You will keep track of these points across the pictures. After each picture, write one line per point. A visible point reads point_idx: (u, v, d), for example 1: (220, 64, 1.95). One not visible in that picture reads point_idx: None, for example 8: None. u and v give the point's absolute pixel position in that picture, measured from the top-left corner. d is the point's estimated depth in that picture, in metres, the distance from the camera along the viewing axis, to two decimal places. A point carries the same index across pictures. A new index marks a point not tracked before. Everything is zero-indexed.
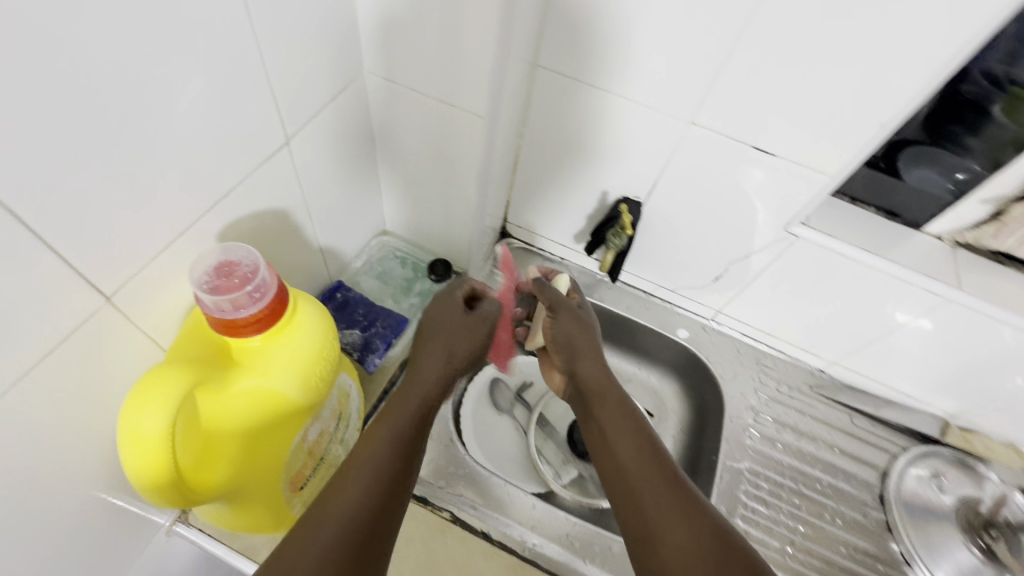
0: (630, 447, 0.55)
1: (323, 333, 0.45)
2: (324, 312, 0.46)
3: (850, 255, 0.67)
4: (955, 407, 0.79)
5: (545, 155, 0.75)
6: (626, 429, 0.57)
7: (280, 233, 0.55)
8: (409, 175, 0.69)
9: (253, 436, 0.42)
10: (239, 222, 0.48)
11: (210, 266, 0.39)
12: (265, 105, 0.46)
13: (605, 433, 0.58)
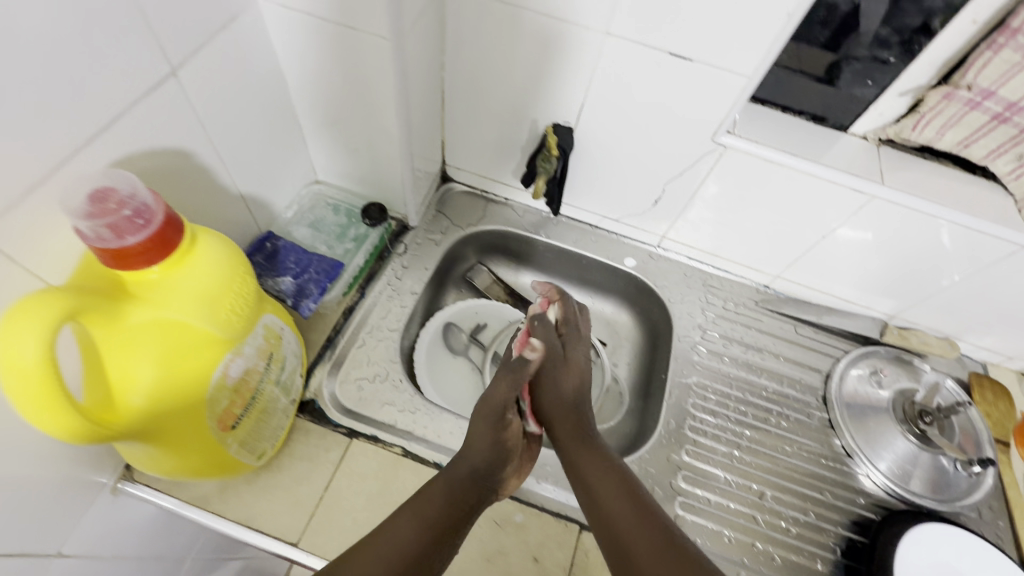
0: (621, 503, 0.53)
1: (232, 264, 0.45)
2: (230, 244, 0.45)
3: (777, 160, 0.67)
4: (893, 307, 0.83)
5: (472, 86, 0.73)
6: (613, 489, 0.54)
7: (189, 176, 0.53)
8: (329, 116, 0.67)
9: (163, 370, 0.41)
10: (134, 160, 0.46)
11: (82, 194, 0.37)
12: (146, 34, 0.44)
13: (589, 487, 0.55)
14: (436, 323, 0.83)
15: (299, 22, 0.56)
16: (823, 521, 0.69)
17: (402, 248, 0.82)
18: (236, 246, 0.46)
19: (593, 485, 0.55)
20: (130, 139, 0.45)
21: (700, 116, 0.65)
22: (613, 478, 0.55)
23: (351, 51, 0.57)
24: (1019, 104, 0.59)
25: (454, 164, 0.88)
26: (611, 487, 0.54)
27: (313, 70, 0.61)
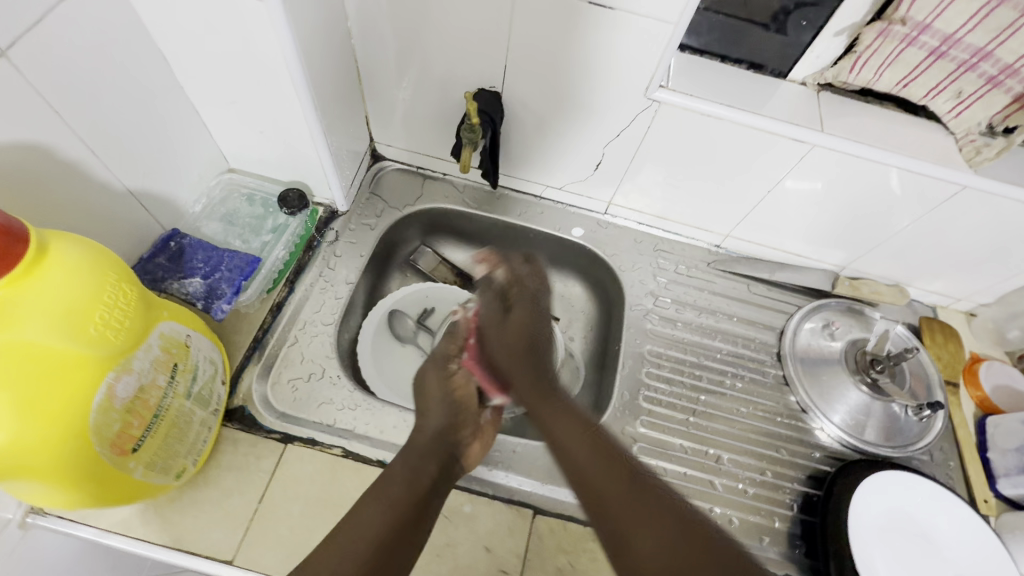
0: (602, 470, 0.49)
1: (94, 270, 0.40)
2: (91, 249, 0.41)
3: (715, 114, 0.64)
4: (843, 258, 0.82)
5: (387, 53, 0.67)
6: (599, 460, 0.49)
7: (51, 174, 0.47)
8: (224, 95, 0.60)
9: (22, 397, 0.36)
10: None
11: None
12: None
13: (562, 451, 0.51)
14: (380, 312, 0.79)
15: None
16: (780, 479, 0.68)
17: (333, 236, 0.76)
18: (100, 249, 0.42)
19: (561, 435, 0.52)
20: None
21: (630, 70, 0.61)
22: (591, 446, 0.51)
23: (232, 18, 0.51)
24: (956, 37, 0.57)
25: (384, 141, 0.82)
26: (587, 458, 0.49)
27: (194, 43, 0.54)
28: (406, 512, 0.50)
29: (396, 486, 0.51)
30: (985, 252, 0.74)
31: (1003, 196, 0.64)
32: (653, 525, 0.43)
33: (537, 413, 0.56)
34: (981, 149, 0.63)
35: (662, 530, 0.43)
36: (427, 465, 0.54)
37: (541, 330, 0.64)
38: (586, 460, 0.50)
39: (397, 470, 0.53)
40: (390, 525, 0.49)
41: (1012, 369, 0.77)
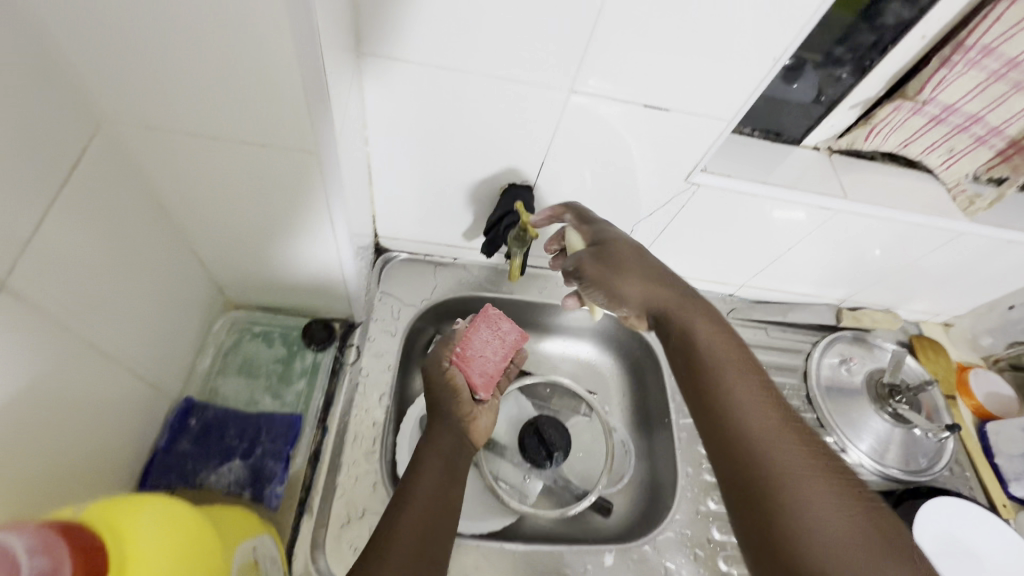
0: (801, 466, 0.42)
1: (181, 537, 0.35)
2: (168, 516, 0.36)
3: (750, 191, 0.64)
4: (844, 293, 0.87)
5: (406, 157, 0.61)
6: (791, 439, 0.44)
7: (63, 394, 0.37)
8: (235, 236, 0.51)
9: None
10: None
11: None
12: None
13: (751, 429, 0.45)
14: (414, 419, 0.72)
15: (183, 142, 0.40)
16: None
17: (353, 353, 0.66)
18: (179, 506, 0.37)
19: (754, 409, 0.46)
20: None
21: (675, 160, 0.60)
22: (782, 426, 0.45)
23: (263, 167, 0.43)
24: (955, 106, 0.62)
25: (389, 235, 0.74)
26: (758, 436, 0.44)
27: (201, 192, 0.46)
28: (436, 494, 0.52)
29: (428, 478, 0.54)
30: (967, 279, 0.82)
31: (991, 237, 0.71)
32: (862, 550, 0.38)
33: (726, 378, 0.48)
34: (974, 200, 0.69)
35: (876, 560, 0.37)
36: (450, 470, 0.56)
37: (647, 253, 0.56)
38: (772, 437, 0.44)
39: (428, 464, 0.55)
40: (435, 512, 0.51)
41: (994, 374, 0.87)
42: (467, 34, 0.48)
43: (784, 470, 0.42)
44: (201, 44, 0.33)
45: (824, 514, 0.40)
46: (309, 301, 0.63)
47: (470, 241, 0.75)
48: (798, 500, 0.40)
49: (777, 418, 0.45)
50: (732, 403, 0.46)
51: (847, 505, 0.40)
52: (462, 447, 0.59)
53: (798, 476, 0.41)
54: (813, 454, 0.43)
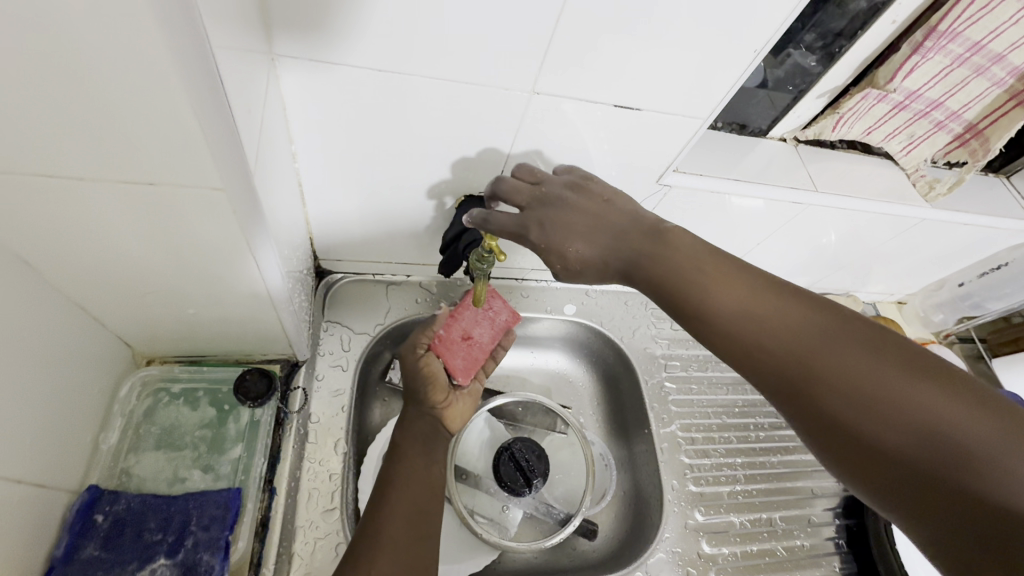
0: (826, 344, 0.35)
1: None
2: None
3: (721, 189, 0.61)
4: (808, 281, 0.87)
5: (343, 172, 0.52)
6: (770, 302, 0.38)
7: None
8: (135, 287, 0.42)
9: None
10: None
11: None
12: None
13: (736, 317, 0.38)
14: (375, 457, 0.65)
15: (44, 186, 0.31)
16: (822, 519, 0.71)
17: (299, 399, 0.58)
18: None
19: (751, 322, 0.37)
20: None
21: (646, 160, 0.55)
22: (757, 293, 0.38)
23: (160, 210, 0.34)
24: (918, 92, 0.61)
25: (331, 256, 0.65)
26: (768, 332, 0.37)
27: (75, 243, 0.36)
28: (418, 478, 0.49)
29: (410, 464, 0.50)
30: (922, 261, 0.83)
31: (947, 220, 0.71)
32: (890, 379, 0.33)
33: (725, 316, 0.38)
34: (933, 185, 0.69)
35: (926, 414, 0.31)
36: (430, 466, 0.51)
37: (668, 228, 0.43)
38: (765, 322, 0.37)
39: (409, 446, 0.52)
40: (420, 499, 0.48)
41: (946, 349, 0.89)
42: (406, 29, 0.40)
43: (797, 352, 0.35)
44: (46, 63, 0.25)
45: (876, 381, 0.33)
46: (242, 345, 0.54)
47: (424, 257, 0.68)
48: (846, 384, 0.33)
49: (750, 291, 0.38)
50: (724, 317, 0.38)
51: (854, 344, 0.34)
52: (442, 434, 0.54)
53: (866, 388, 0.33)
54: (807, 310, 0.37)
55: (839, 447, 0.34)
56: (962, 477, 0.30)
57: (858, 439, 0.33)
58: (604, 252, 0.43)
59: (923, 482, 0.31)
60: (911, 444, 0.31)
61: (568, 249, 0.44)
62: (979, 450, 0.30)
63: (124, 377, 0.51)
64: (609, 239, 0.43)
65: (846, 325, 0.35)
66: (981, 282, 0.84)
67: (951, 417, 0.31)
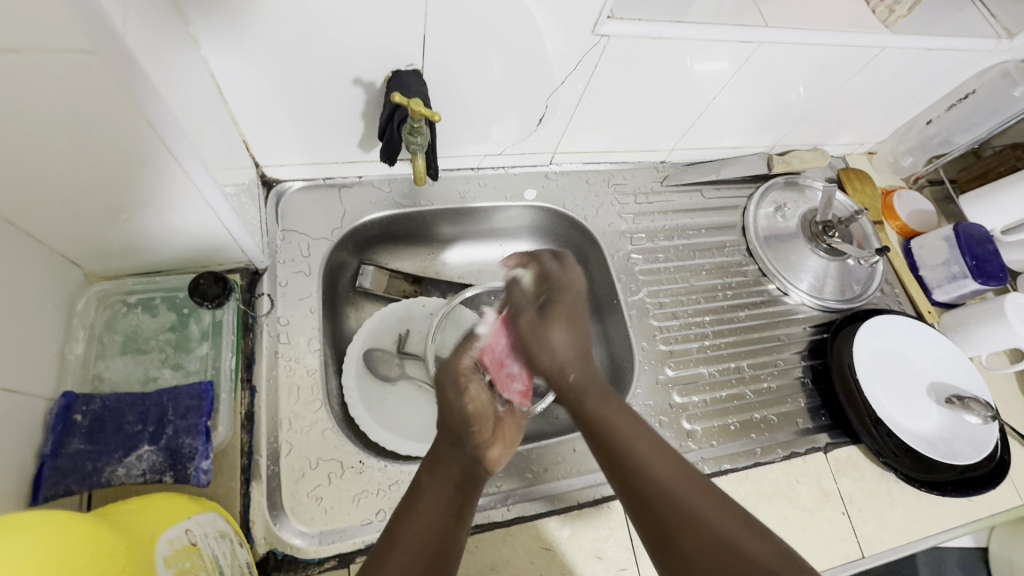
0: (699, 508, 0.46)
1: (65, 548, 0.28)
2: (42, 528, 0.28)
3: (662, 35, 0.58)
4: (772, 139, 0.84)
5: (250, 54, 0.49)
6: (671, 469, 0.49)
7: None
8: (52, 192, 0.41)
9: None
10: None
11: None
12: None
13: (636, 458, 0.50)
14: (355, 356, 0.68)
15: None
16: (789, 363, 0.76)
17: (267, 303, 0.60)
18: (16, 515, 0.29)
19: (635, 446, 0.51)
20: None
21: (578, 4, 0.53)
22: (671, 457, 0.50)
23: (33, 84, 0.33)
24: None
25: (273, 162, 0.64)
26: (618, 414, 0.53)
27: None
28: (448, 510, 0.48)
29: (432, 493, 0.49)
30: (888, 104, 0.81)
31: (908, 50, 0.68)
32: (732, 539, 0.44)
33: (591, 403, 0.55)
34: (893, 8, 0.66)
35: (753, 537, 0.44)
36: (462, 498, 0.50)
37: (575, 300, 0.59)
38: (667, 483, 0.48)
39: (429, 482, 0.50)
40: (442, 535, 0.46)
41: (914, 193, 0.89)
42: None
43: (652, 486, 0.48)
44: None
45: (681, 483, 0.48)
46: (191, 255, 0.54)
47: (370, 153, 0.66)
48: (687, 529, 0.45)
49: (671, 465, 0.50)
50: (624, 442, 0.51)
51: (719, 510, 0.46)
52: (473, 475, 0.52)
53: (681, 496, 0.47)
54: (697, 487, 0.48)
55: (668, 530, 0.46)
56: (733, 550, 0.43)
57: (683, 542, 0.45)
58: (567, 352, 0.56)
59: (700, 557, 0.44)
60: (693, 528, 0.45)
61: (546, 345, 0.56)
62: (735, 540, 0.44)
63: (79, 294, 0.51)
64: (575, 352, 0.56)
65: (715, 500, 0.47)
66: (950, 116, 0.81)
67: (710, 515, 0.46)
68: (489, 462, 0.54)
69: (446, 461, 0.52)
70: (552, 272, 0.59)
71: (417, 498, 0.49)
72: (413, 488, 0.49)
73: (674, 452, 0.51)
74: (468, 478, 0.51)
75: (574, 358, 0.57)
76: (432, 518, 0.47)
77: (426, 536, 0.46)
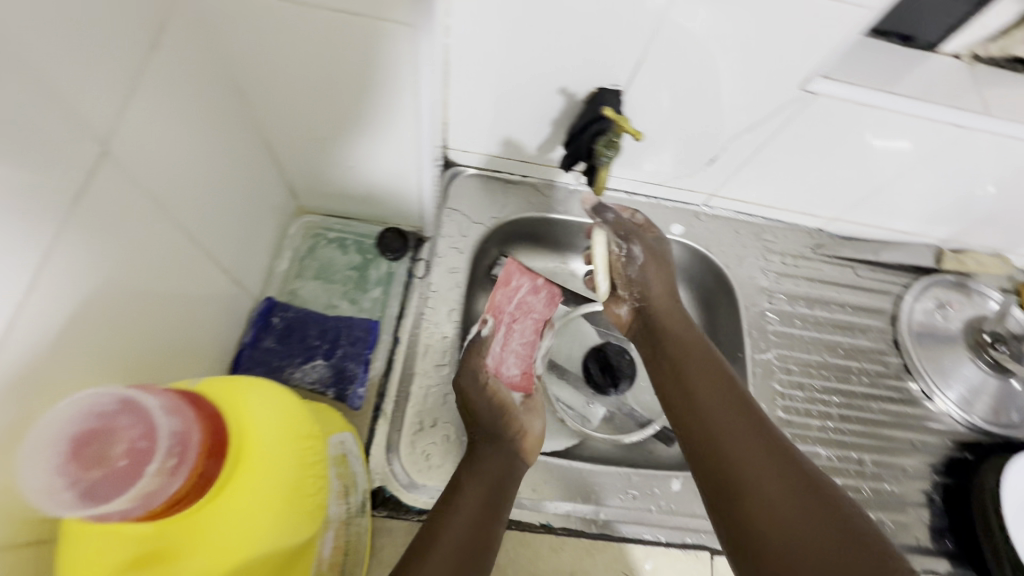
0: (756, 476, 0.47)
1: (285, 423, 0.37)
2: (274, 404, 0.38)
3: (873, 103, 0.57)
4: (948, 234, 0.78)
5: (486, 51, 0.55)
6: (750, 438, 0.50)
7: (166, 268, 0.39)
8: (311, 132, 0.49)
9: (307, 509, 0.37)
10: (51, 287, 0.30)
11: (69, 447, 0.28)
12: (62, 118, 0.29)
13: (703, 420, 0.53)
14: None
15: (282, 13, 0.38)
16: (919, 473, 0.69)
17: (422, 268, 0.65)
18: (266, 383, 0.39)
19: (719, 428, 0.52)
20: (26, 254, 0.28)
21: (794, 61, 0.54)
22: (762, 451, 0.49)
23: (352, 43, 0.40)
24: None
25: (458, 146, 0.70)
26: (703, 366, 0.58)
27: (275, 77, 0.44)
28: (483, 505, 0.49)
29: (469, 489, 0.50)
30: None
31: None
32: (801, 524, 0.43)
33: (683, 374, 0.58)
34: None
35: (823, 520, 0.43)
36: (495, 501, 0.50)
37: (671, 264, 0.67)
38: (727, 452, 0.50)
39: (467, 484, 0.51)
40: (477, 541, 0.47)
41: None
42: None
43: (710, 449, 0.51)
44: None
45: (734, 439, 0.50)
46: (378, 209, 0.62)
47: (543, 157, 0.71)
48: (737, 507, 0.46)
49: (756, 455, 0.49)
50: (701, 408, 0.54)
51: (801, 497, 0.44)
52: (509, 473, 0.54)
53: (735, 455, 0.49)
54: (783, 467, 0.47)
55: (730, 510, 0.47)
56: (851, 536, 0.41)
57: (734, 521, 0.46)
58: (666, 288, 0.66)
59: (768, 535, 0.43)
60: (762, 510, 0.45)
61: (650, 284, 0.65)
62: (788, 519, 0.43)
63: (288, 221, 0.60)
64: (667, 284, 0.66)
65: (799, 494, 0.45)
66: None
67: (767, 480, 0.46)
68: (524, 456, 0.57)
69: (484, 463, 0.53)
70: (657, 241, 0.67)
71: (455, 492, 0.50)
72: (453, 483, 0.51)
73: (761, 430, 0.51)
74: (501, 482, 0.53)
75: (669, 296, 0.66)
76: (469, 512, 0.48)
77: (466, 526, 0.47)
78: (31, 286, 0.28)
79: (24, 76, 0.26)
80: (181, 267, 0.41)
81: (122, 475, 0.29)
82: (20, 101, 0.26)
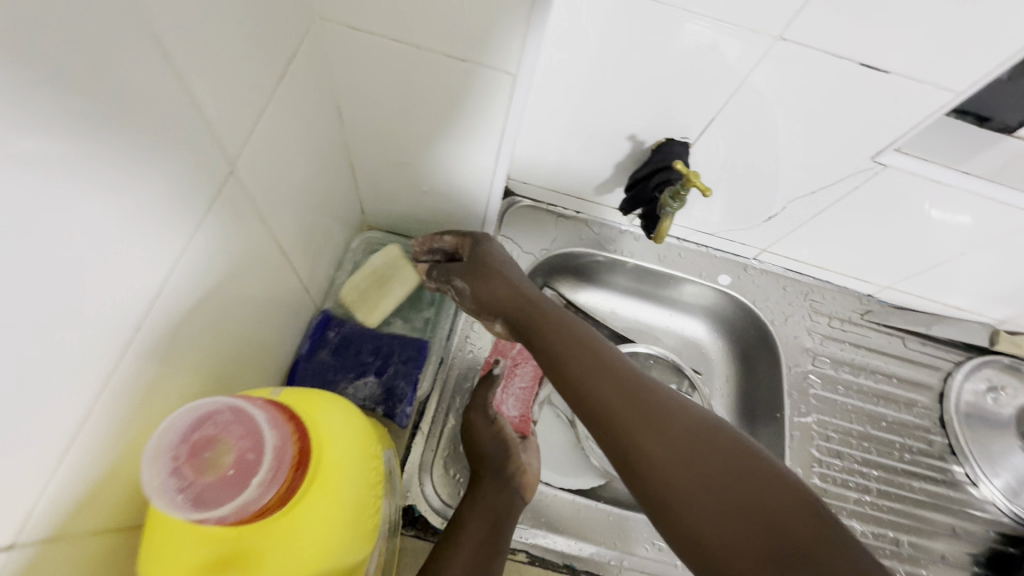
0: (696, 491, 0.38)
1: (358, 436, 0.41)
2: (349, 422, 0.41)
3: (945, 181, 0.57)
4: (1006, 315, 0.75)
5: (564, 93, 0.58)
6: (670, 440, 0.40)
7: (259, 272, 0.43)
8: (394, 157, 0.53)
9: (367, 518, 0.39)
10: (170, 285, 0.33)
11: (186, 454, 0.32)
12: (200, 135, 0.32)
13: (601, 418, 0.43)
14: None
15: (395, 52, 0.41)
16: (958, 562, 0.66)
17: None
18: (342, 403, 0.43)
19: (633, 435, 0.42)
20: (154, 252, 0.31)
21: (868, 135, 0.54)
22: (693, 442, 0.40)
23: (452, 84, 0.43)
24: None
25: (519, 177, 0.73)
26: (599, 369, 0.45)
27: (373, 105, 0.47)
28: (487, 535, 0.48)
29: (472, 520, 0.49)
30: None
31: None
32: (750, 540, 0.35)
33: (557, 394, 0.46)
34: None
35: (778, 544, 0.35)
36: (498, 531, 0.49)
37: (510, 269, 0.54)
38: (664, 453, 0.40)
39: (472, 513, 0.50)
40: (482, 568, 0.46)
41: None
42: None
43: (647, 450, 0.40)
44: None
45: (664, 456, 0.40)
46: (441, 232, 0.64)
47: (601, 196, 0.72)
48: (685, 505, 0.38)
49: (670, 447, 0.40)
50: (598, 397, 0.43)
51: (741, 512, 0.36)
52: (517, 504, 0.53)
53: (671, 468, 0.39)
54: (721, 468, 0.38)
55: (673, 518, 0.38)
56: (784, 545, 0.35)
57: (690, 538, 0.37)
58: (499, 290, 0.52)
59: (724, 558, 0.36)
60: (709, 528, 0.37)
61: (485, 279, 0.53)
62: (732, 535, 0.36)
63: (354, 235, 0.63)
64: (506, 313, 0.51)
65: (746, 485, 0.38)
66: None
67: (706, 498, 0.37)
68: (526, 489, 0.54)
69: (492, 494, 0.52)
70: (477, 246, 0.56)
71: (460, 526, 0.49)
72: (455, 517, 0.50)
73: (674, 410, 0.42)
74: (506, 510, 0.51)
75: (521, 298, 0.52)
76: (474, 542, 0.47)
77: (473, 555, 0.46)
78: (160, 282, 0.32)
79: (183, 98, 0.30)
80: (268, 272, 0.44)
81: (229, 482, 0.33)
82: (172, 119, 0.29)
